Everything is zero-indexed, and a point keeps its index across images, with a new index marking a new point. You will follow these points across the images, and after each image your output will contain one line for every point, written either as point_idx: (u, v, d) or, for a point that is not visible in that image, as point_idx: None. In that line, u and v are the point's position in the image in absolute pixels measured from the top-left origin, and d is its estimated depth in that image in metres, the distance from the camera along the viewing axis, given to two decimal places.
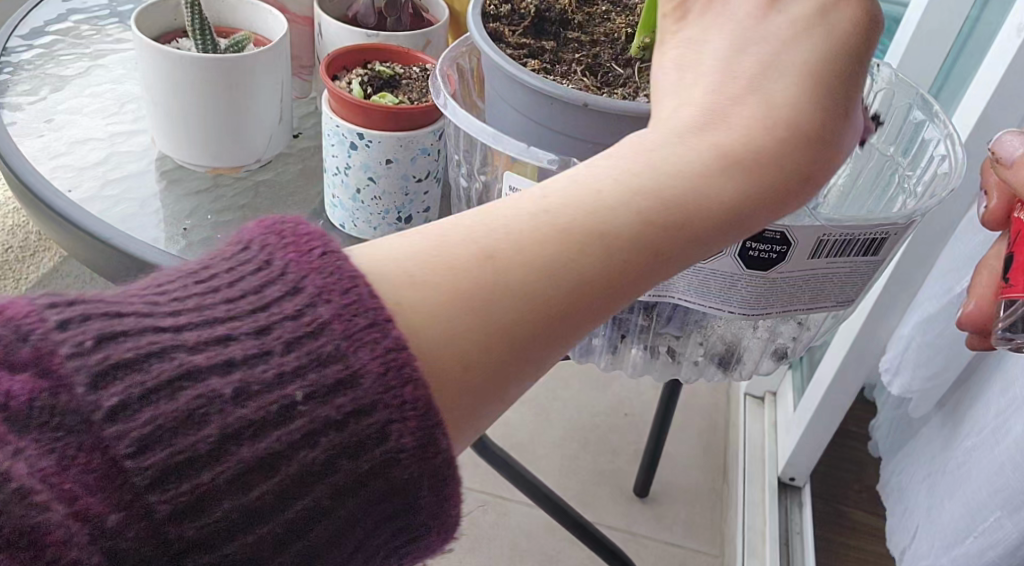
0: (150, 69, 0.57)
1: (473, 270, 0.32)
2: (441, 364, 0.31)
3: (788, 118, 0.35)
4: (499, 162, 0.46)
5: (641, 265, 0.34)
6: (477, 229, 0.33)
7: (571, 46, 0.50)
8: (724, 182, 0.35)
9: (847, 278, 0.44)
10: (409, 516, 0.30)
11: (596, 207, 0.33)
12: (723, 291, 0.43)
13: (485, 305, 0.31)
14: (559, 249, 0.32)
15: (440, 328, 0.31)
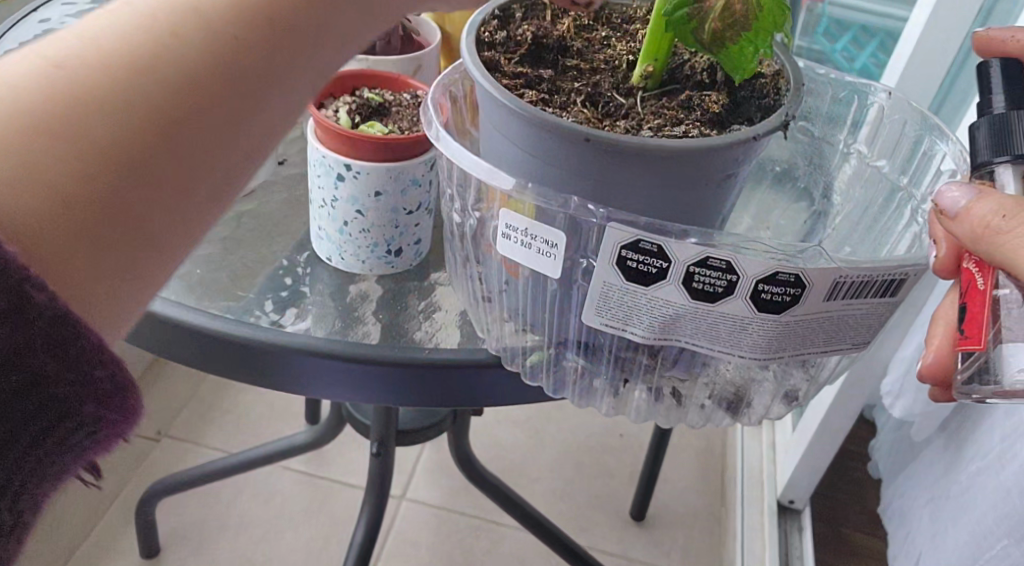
0: None
1: (73, 92, 0.29)
2: (28, 201, 0.28)
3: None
4: (493, 198, 0.43)
5: (217, 86, 0.33)
6: (31, 70, 0.30)
7: (570, 75, 0.48)
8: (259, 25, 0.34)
9: (864, 320, 0.42)
10: (57, 411, 0.30)
11: (149, 55, 0.31)
12: (732, 335, 0.41)
13: (77, 133, 0.29)
14: (140, 81, 0.31)
15: (47, 168, 0.29)
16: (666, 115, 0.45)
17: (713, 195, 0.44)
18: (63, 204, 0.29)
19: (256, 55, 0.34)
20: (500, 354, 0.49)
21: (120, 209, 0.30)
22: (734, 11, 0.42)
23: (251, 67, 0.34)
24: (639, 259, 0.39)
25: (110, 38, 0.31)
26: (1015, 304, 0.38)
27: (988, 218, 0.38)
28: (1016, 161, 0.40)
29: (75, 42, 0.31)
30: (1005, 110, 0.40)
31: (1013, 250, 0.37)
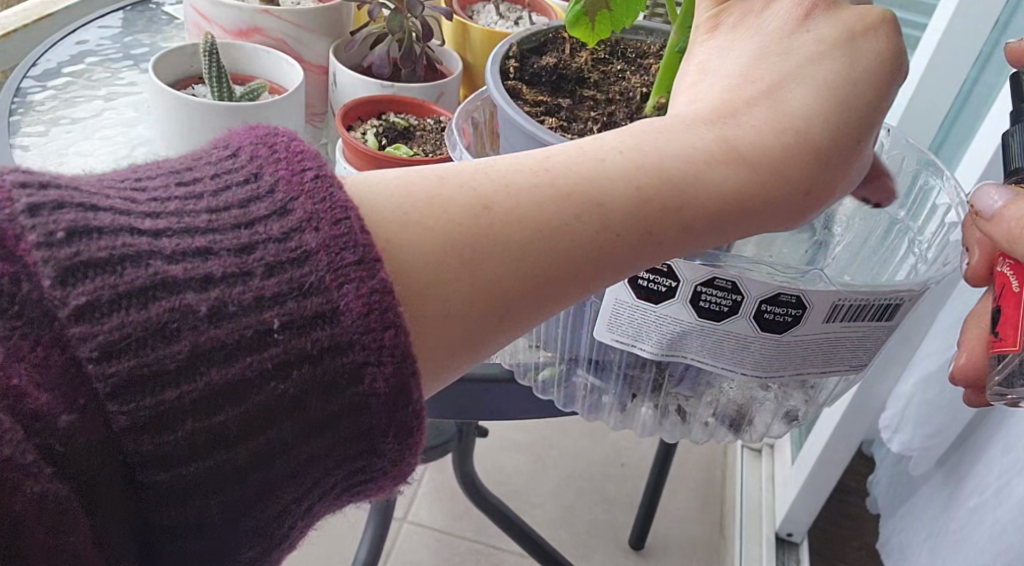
0: (169, 115, 0.57)
1: (473, 221, 0.34)
2: (422, 313, 0.34)
3: (789, 131, 0.37)
4: None
5: (570, 263, 0.35)
6: (503, 194, 0.35)
7: (586, 104, 0.51)
8: (723, 173, 0.37)
9: (860, 342, 0.44)
10: (368, 457, 0.33)
11: (554, 210, 0.35)
12: (737, 354, 0.43)
13: (443, 271, 0.34)
14: (556, 207, 0.35)
15: (448, 277, 0.34)
16: None
17: None
18: (442, 308, 0.34)
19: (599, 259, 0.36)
20: (513, 368, 0.52)
21: (476, 317, 0.35)
22: None
23: (627, 249, 0.36)
24: (649, 278, 0.42)
25: (490, 179, 0.35)
26: None
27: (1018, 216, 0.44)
28: None
29: (523, 191, 0.35)
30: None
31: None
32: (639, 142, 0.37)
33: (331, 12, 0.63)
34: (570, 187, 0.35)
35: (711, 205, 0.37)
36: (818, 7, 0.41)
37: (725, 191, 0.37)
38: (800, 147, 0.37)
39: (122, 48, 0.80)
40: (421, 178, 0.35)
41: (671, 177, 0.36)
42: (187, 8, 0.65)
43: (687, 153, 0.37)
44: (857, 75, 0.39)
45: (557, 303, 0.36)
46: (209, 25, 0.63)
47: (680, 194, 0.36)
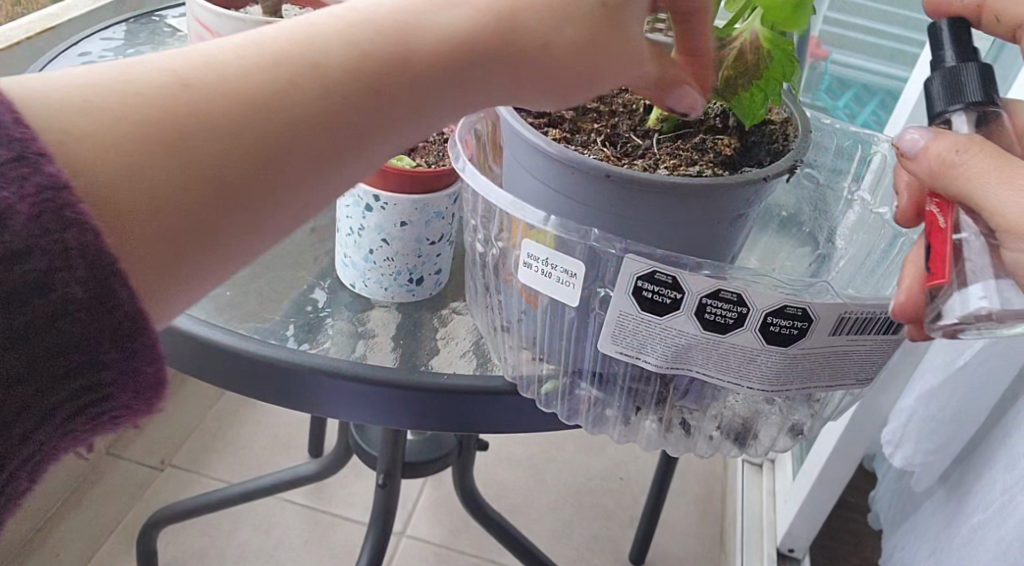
0: None
1: (132, 113, 0.32)
2: (159, 204, 0.32)
3: (394, 37, 0.36)
4: (517, 231, 0.45)
5: (211, 170, 0.33)
6: (164, 92, 0.33)
7: (589, 115, 0.50)
8: (328, 72, 0.35)
9: (867, 355, 0.43)
10: (83, 375, 0.30)
11: (179, 111, 0.33)
12: (742, 367, 0.43)
13: (122, 168, 0.31)
14: (191, 107, 0.33)
15: (160, 170, 0.32)
16: (682, 155, 0.47)
17: (725, 232, 0.46)
18: (150, 205, 0.32)
19: (236, 166, 0.33)
20: (516, 382, 0.50)
21: (158, 229, 0.32)
22: (746, 61, 0.44)
23: (349, 123, 0.36)
24: (653, 290, 0.42)
25: (184, 74, 0.33)
26: (976, 239, 0.38)
27: (944, 154, 0.38)
28: (972, 107, 0.41)
29: (159, 89, 0.33)
30: (960, 62, 0.41)
31: (974, 184, 0.37)
32: (346, 21, 0.37)
33: None
34: (173, 84, 0.33)
35: (415, 62, 0.37)
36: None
37: (454, 58, 0.37)
38: (540, 16, 0.38)
39: (124, 60, 0.80)
40: (82, 71, 0.33)
41: (376, 55, 0.36)
42: (192, 20, 0.65)
43: (274, 53, 0.35)
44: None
45: (226, 224, 0.34)
46: (212, 36, 0.63)
47: (276, 106, 0.34)
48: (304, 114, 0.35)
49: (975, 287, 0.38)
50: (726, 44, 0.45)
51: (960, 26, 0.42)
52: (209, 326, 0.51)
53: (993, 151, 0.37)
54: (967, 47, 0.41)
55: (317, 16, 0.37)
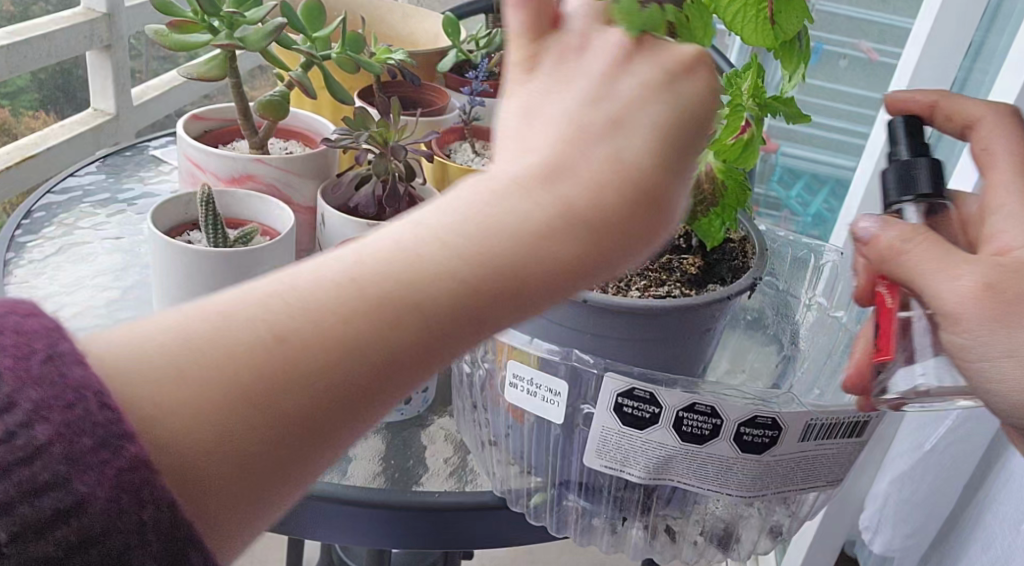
0: (166, 262, 0.59)
1: (222, 352, 0.29)
2: (238, 449, 0.29)
3: (582, 212, 0.33)
4: (502, 351, 0.48)
5: (326, 406, 0.30)
6: (277, 309, 0.30)
7: None
8: (459, 266, 0.31)
9: (835, 458, 0.46)
10: None
11: (285, 338, 0.30)
12: (719, 475, 0.45)
13: (181, 424, 0.28)
14: (313, 333, 0.30)
15: (237, 421, 0.29)
16: (649, 275, 0.51)
17: (695, 347, 0.49)
18: (236, 456, 0.29)
19: (348, 399, 0.31)
20: (504, 495, 0.53)
21: (256, 467, 0.30)
22: (704, 190, 0.49)
23: (475, 323, 0.32)
24: (633, 405, 0.44)
25: (289, 291, 0.31)
26: (920, 321, 0.45)
27: (891, 241, 0.43)
28: (921, 198, 0.45)
29: (287, 306, 0.30)
30: (911, 156, 0.45)
31: (918, 268, 0.42)
32: (454, 226, 0.32)
33: (319, 158, 0.68)
34: (312, 292, 0.31)
35: (528, 280, 0.32)
36: (637, 48, 0.35)
37: (607, 213, 0.33)
38: (642, 178, 0.33)
39: (111, 192, 0.83)
40: (167, 315, 0.31)
41: (541, 231, 0.32)
42: (182, 159, 0.69)
43: (411, 254, 0.31)
44: (644, 114, 0.34)
45: (332, 443, 0.31)
46: (202, 172, 0.67)
47: (399, 317, 0.31)
48: (408, 357, 0.31)
49: (918, 365, 0.44)
50: None
51: (914, 126, 0.46)
52: None
53: (931, 239, 0.42)
54: (917, 144, 0.46)
55: (477, 191, 0.33)
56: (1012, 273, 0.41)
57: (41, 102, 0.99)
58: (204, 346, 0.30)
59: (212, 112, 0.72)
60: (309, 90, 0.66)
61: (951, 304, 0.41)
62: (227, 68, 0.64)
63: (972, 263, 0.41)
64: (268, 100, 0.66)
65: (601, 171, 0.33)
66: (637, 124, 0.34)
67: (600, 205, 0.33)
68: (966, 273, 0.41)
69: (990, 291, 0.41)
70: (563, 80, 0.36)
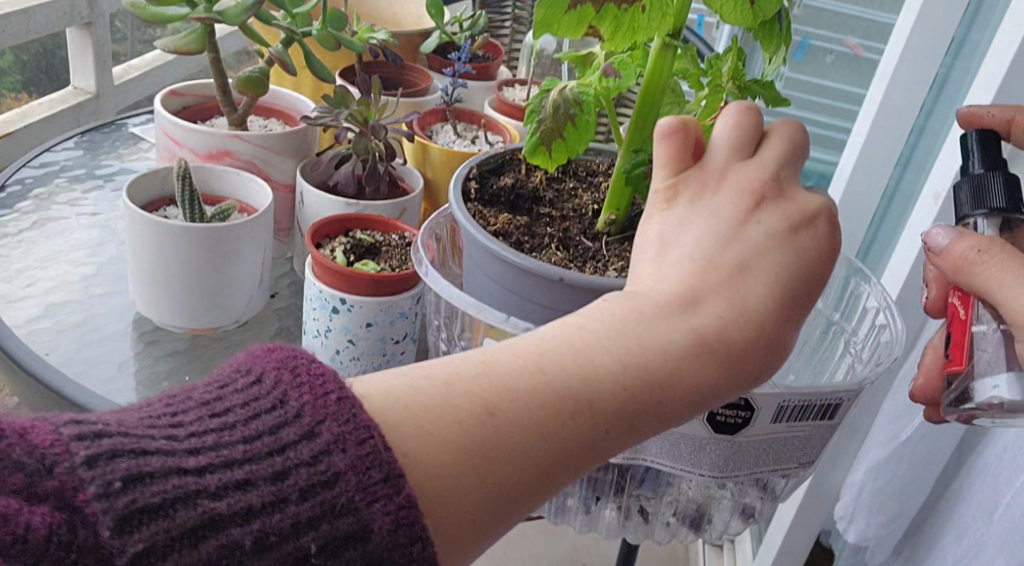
0: (140, 236, 0.59)
1: (479, 413, 0.35)
2: (469, 498, 0.34)
3: (699, 333, 0.38)
4: (478, 330, 0.48)
5: (518, 473, 0.35)
6: (458, 387, 0.36)
7: (543, 221, 0.54)
8: (603, 365, 0.37)
9: (807, 440, 0.47)
10: None
11: (496, 405, 0.35)
12: (693, 456, 0.45)
13: (489, 464, 0.34)
14: (470, 405, 0.35)
15: (507, 466, 0.35)
16: (627, 257, 0.51)
17: None
18: (481, 506, 0.34)
19: (530, 460, 0.35)
20: None
21: (472, 519, 0.34)
22: None
23: (642, 415, 0.37)
24: None
25: (477, 367, 0.36)
26: (992, 331, 0.45)
27: (968, 252, 0.45)
28: (995, 211, 0.45)
29: (455, 384, 0.36)
30: (985, 170, 0.45)
31: (986, 278, 0.44)
32: (606, 331, 0.38)
33: (300, 136, 0.67)
34: (465, 378, 0.36)
35: (675, 377, 0.38)
36: (764, 191, 0.42)
37: (738, 339, 0.39)
38: (793, 290, 0.40)
39: (89, 169, 0.82)
40: (413, 378, 0.36)
41: (704, 349, 0.38)
42: (160, 134, 0.68)
43: (582, 356, 0.37)
44: (811, 246, 0.41)
45: (541, 498, 0.36)
46: (179, 148, 0.66)
47: (569, 397, 0.36)
48: (624, 428, 0.37)
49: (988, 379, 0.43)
50: None
51: (986, 139, 0.46)
52: (99, 397, 0.56)
53: (1006, 251, 0.44)
54: (993, 157, 0.46)
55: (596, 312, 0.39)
56: None
57: (23, 84, 0.96)
58: (432, 409, 0.35)
59: (190, 88, 0.71)
60: (290, 67, 0.66)
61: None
62: (205, 43, 0.63)
63: None
64: (248, 76, 0.65)
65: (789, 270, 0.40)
66: (812, 257, 0.41)
67: (764, 320, 0.40)
68: None
69: None
70: (701, 214, 0.42)
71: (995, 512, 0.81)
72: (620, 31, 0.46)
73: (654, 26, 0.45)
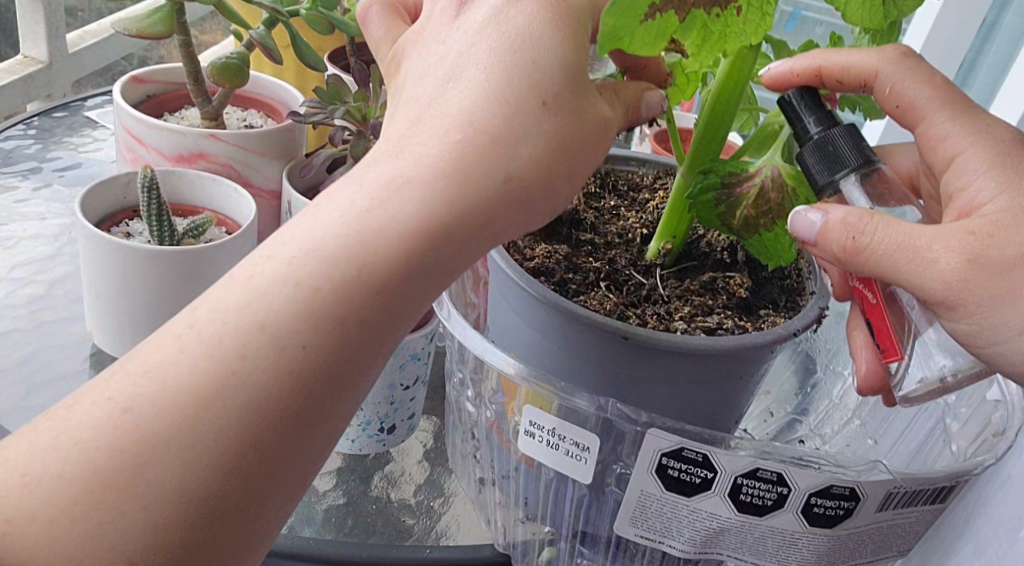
0: (97, 259, 0.49)
1: (103, 445, 0.28)
2: (141, 546, 0.27)
3: (305, 280, 0.30)
4: (517, 393, 0.39)
5: (186, 502, 0.28)
6: (95, 433, 0.28)
7: (584, 250, 0.44)
8: (254, 344, 0.29)
9: (912, 527, 0.39)
10: None
11: (136, 434, 0.28)
12: (780, 551, 0.38)
13: (134, 502, 0.27)
14: (152, 431, 0.28)
15: (125, 504, 0.27)
16: (693, 300, 0.42)
17: (744, 387, 0.41)
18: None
19: (209, 475, 0.28)
20: (508, 551, 0.45)
21: None
22: (768, 200, 0.40)
23: (320, 387, 0.30)
24: (681, 468, 0.36)
25: (138, 370, 0.29)
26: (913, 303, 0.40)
27: (844, 239, 0.36)
28: (857, 170, 0.38)
29: (78, 425, 0.28)
30: (822, 130, 0.38)
31: (886, 259, 0.36)
32: (279, 278, 0.30)
33: (285, 134, 0.57)
34: (87, 416, 0.28)
35: (368, 305, 0.30)
36: (508, 58, 0.34)
37: (399, 253, 0.31)
38: (489, 164, 0.32)
39: (38, 163, 0.72)
40: (60, 425, 0.29)
41: (325, 293, 0.30)
42: (119, 128, 0.57)
43: (228, 330, 0.29)
44: (472, 98, 0.33)
45: (253, 524, 0.29)
46: (142, 148, 0.56)
47: (244, 371, 0.29)
48: (320, 393, 0.30)
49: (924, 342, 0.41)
50: (743, 181, 0.40)
51: (809, 98, 0.39)
52: None
53: (886, 221, 0.36)
54: (823, 114, 0.39)
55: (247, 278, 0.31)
56: (990, 237, 0.35)
57: None
58: (45, 463, 0.28)
59: (154, 74, 0.60)
60: (273, 53, 0.55)
61: (937, 292, 0.35)
62: (174, 24, 0.53)
63: (943, 238, 0.35)
64: (224, 63, 0.55)
65: (372, 196, 0.31)
66: (527, 99, 0.33)
67: (444, 227, 0.31)
68: (942, 252, 0.35)
69: (975, 265, 0.34)
70: (461, 94, 0.34)
71: None
72: (709, 42, 0.34)
73: (750, 34, 0.34)
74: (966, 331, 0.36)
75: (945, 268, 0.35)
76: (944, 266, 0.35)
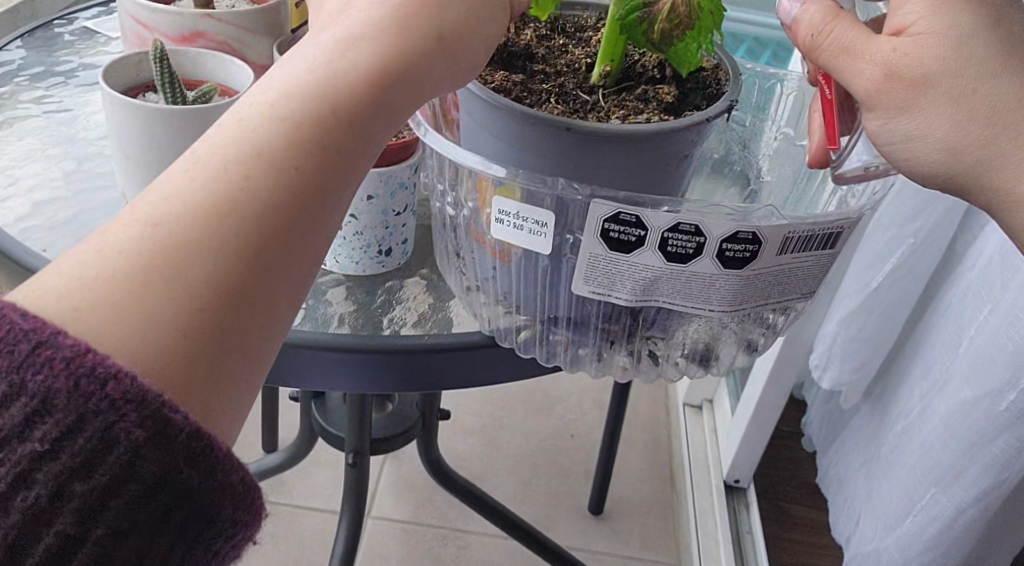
0: (122, 122, 0.57)
1: (143, 246, 0.35)
2: (186, 315, 0.34)
3: (289, 112, 0.38)
4: (486, 188, 0.48)
5: (222, 281, 0.35)
6: (131, 240, 0.35)
7: (537, 77, 0.53)
8: (259, 160, 0.37)
9: (809, 267, 0.49)
10: (188, 501, 0.34)
11: (171, 236, 0.35)
12: (703, 292, 0.47)
13: (177, 282, 0.34)
14: (181, 230, 0.35)
15: (170, 285, 0.34)
16: (627, 105, 0.51)
17: (677, 171, 0.50)
18: (184, 332, 0.34)
19: (238, 260, 0.36)
20: (493, 333, 0.55)
21: (214, 339, 0.35)
22: (680, 14, 0.48)
23: (311, 194, 0.38)
24: (620, 229, 0.45)
25: (159, 196, 0.36)
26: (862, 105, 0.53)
27: (804, 36, 0.46)
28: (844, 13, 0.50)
29: (117, 236, 0.35)
30: None
31: (835, 54, 0.46)
32: (267, 113, 0.38)
33: (270, 10, 0.65)
34: (125, 230, 0.35)
35: (340, 129, 0.39)
36: None
37: (362, 87, 0.39)
38: (425, 22, 0.41)
39: (48, 66, 0.79)
40: (96, 244, 0.35)
41: (310, 120, 0.38)
42: (124, 15, 0.65)
43: (236, 153, 0.37)
44: None
45: (273, 307, 0.37)
46: (147, 31, 0.64)
47: (254, 179, 0.37)
48: (313, 200, 0.38)
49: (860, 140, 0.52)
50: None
51: None
52: None
53: (841, 22, 0.45)
54: None
55: (240, 120, 0.38)
56: (908, 55, 0.44)
57: None
58: (92, 268, 0.34)
59: None
60: None
61: (862, 89, 0.46)
62: None
63: (875, 53, 0.45)
64: None
65: (329, 53, 0.40)
66: None
67: (397, 66, 0.40)
68: (868, 64, 0.45)
69: (891, 77, 0.45)
70: None
71: (958, 345, 0.90)
72: None
73: None
74: (877, 129, 0.47)
75: (867, 76, 0.45)
76: (866, 77, 0.45)
